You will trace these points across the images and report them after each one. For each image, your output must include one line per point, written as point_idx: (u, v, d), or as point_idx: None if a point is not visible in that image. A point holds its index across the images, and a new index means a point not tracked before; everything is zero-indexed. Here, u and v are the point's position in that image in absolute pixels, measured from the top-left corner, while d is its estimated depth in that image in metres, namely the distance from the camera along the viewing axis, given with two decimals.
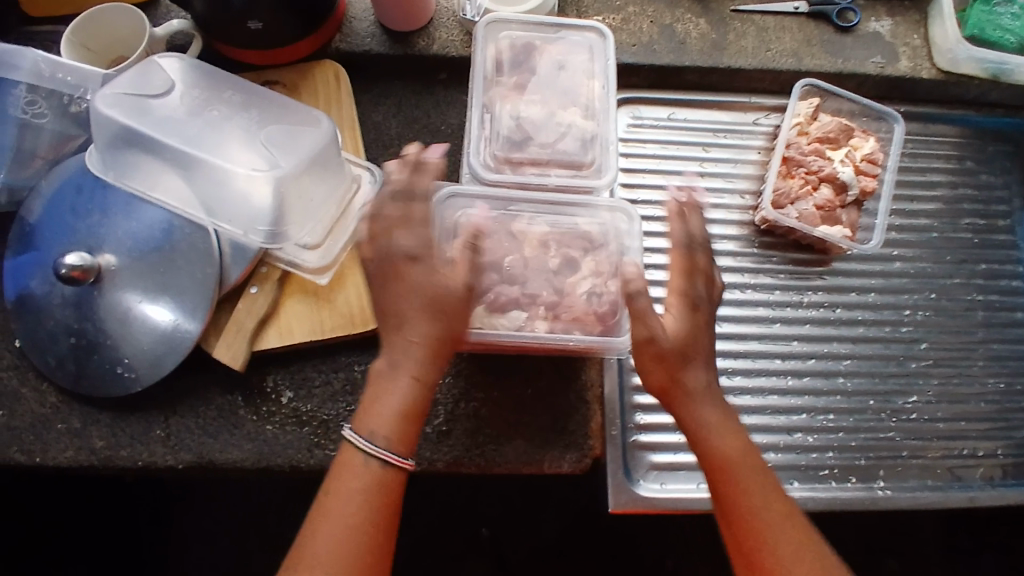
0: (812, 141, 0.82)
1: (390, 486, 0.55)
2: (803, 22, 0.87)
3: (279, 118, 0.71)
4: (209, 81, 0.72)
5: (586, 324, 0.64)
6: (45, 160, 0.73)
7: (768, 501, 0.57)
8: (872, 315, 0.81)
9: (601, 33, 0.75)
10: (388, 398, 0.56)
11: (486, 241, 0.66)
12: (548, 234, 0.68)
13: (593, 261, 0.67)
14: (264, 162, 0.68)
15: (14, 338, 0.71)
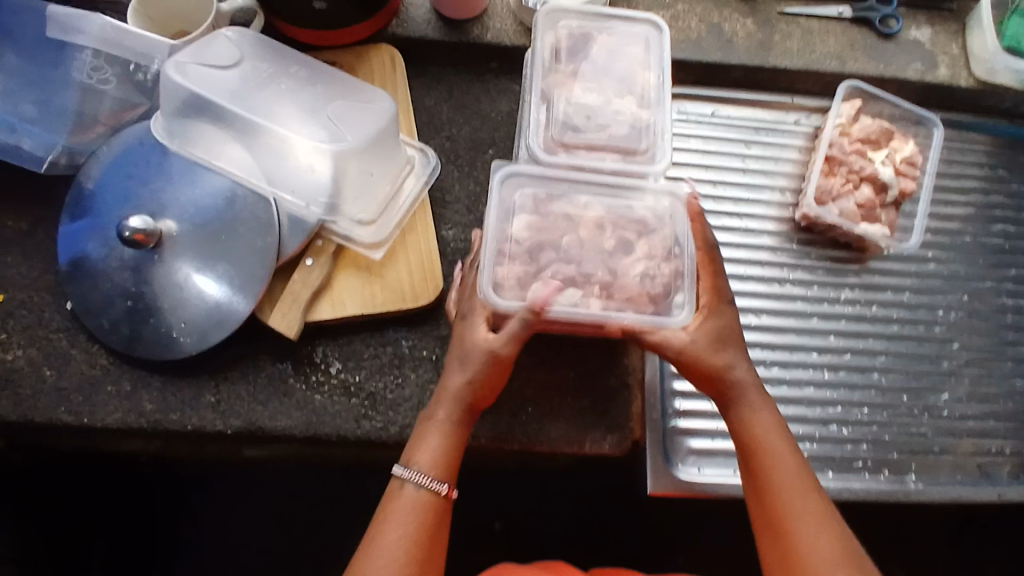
0: (854, 141, 0.83)
1: (434, 509, 0.60)
2: (847, 27, 0.89)
3: (343, 94, 0.73)
4: (276, 55, 0.73)
5: (640, 304, 0.66)
6: (106, 126, 0.74)
7: (794, 479, 0.59)
8: (906, 313, 0.82)
9: (657, 25, 0.76)
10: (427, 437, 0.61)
11: (543, 222, 0.69)
12: (605, 216, 0.71)
13: (647, 244, 0.69)
14: (330, 137, 0.70)
15: (65, 301, 0.72)
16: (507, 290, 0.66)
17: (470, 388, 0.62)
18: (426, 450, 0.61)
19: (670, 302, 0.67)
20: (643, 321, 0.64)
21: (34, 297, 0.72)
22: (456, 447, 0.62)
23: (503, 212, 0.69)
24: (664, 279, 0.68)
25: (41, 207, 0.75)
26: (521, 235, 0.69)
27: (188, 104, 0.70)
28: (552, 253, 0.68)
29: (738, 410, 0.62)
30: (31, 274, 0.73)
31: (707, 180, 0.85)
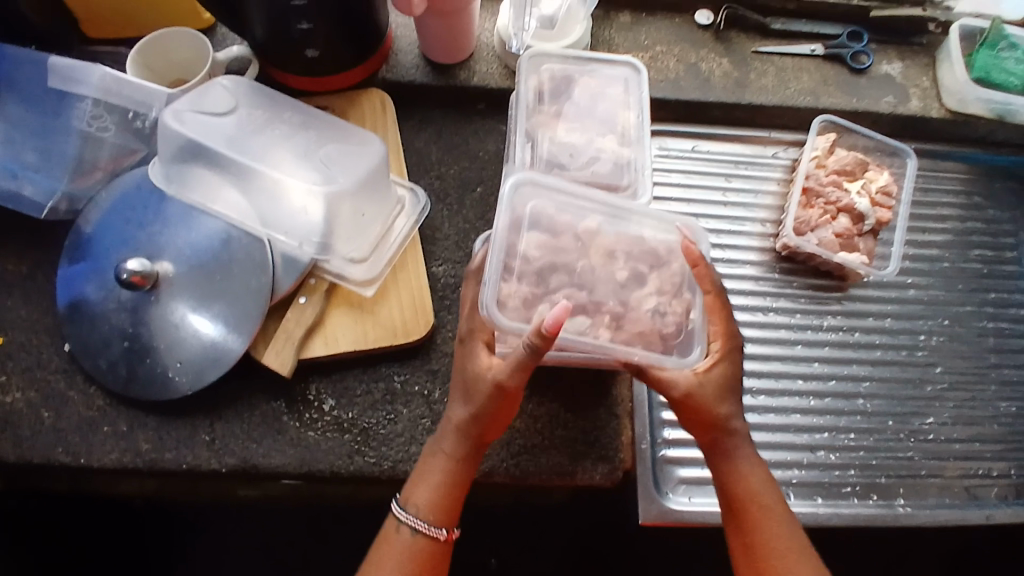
0: (830, 173, 0.86)
1: (425, 554, 0.62)
2: (820, 64, 0.92)
3: (336, 137, 0.75)
4: (271, 100, 0.76)
5: (649, 341, 0.65)
6: (105, 171, 0.76)
7: (782, 533, 0.62)
8: (888, 339, 0.84)
9: (635, 67, 0.79)
10: (428, 474, 0.63)
11: (556, 241, 0.68)
12: (619, 243, 0.69)
13: (659, 278, 0.68)
14: (322, 178, 0.72)
15: (64, 343, 0.74)
16: (510, 308, 0.64)
17: (471, 419, 0.63)
18: (421, 486, 0.63)
19: (679, 342, 0.65)
20: (652, 359, 0.63)
21: (33, 339, 0.74)
22: (456, 482, 0.63)
23: (515, 227, 0.67)
24: (676, 318, 0.66)
25: (41, 251, 0.77)
26: (532, 253, 0.67)
27: (185, 150, 0.72)
28: (564, 277, 0.66)
29: (734, 459, 0.64)
30: (30, 316, 0.75)
31: (690, 213, 0.87)
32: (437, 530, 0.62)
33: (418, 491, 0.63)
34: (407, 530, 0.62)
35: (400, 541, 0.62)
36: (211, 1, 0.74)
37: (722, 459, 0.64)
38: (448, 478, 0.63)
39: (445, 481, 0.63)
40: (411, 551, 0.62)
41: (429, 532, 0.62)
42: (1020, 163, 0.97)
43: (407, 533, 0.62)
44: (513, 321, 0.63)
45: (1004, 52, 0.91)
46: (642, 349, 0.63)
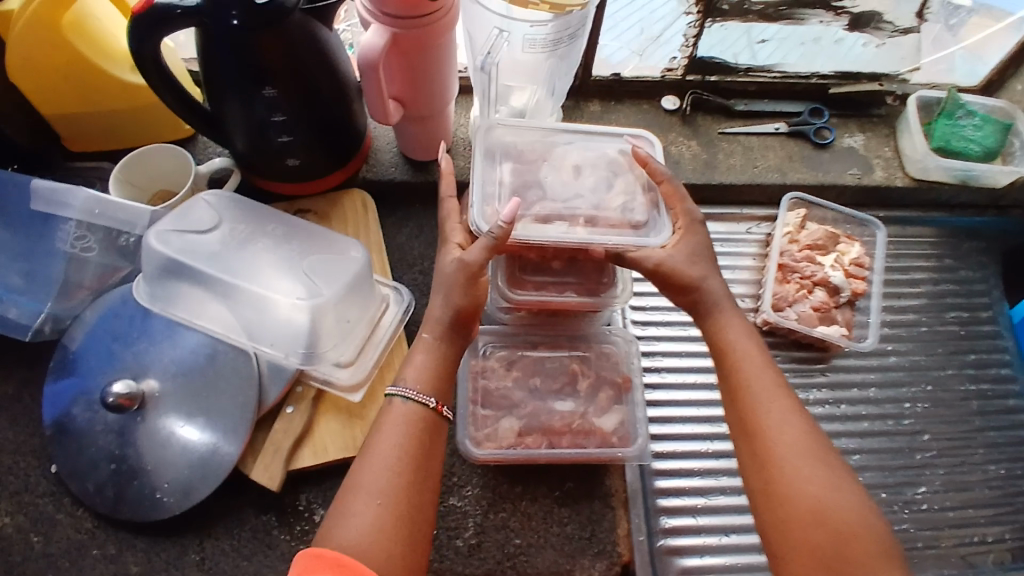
0: (802, 248, 0.88)
1: (422, 425, 0.60)
2: (784, 141, 0.96)
3: (319, 247, 0.77)
4: (253, 214, 0.78)
5: (621, 229, 0.69)
6: (90, 290, 0.77)
7: (759, 375, 0.62)
8: (874, 409, 0.85)
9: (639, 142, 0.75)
10: (424, 356, 0.63)
11: (528, 167, 0.72)
12: (583, 160, 0.73)
13: (624, 180, 0.72)
14: (305, 288, 0.73)
15: (50, 464, 0.73)
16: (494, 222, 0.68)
17: (450, 303, 0.64)
18: (417, 368, 0.63)
19: (651, 225, 0.69)
20: (628, 244, 0.67)
21: (20, 461, 0.73)
22: (443, 364, 0.63)
23: (489, 159, 0.72)
24: (644, 208, 0.70)
25: (29, 369, 0.77)
26: (504, 177, 0.71)
27: (167, 269, 0.73)
28: (538, 192, 0.70)
29: (710, 316, 0.66)
30: (17, 438, 0.74)
31: None
32: (435, 404, 0.61)
33: (413, 370, 0.63)
34: (406, 403, 0.61)
35: (399, 412, 0.60)
36: (195, 120, 0.76)
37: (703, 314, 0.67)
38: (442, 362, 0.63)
39: (443, 368, 0.63)
40: (413, 420, 0.60)
41: (429, 405, 0.61)
42: (986, 223, 1.00)
43: (404, 405, 0.60)
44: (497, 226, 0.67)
45: (962, 119, 0.94)
46: (614, 234, 0.68)
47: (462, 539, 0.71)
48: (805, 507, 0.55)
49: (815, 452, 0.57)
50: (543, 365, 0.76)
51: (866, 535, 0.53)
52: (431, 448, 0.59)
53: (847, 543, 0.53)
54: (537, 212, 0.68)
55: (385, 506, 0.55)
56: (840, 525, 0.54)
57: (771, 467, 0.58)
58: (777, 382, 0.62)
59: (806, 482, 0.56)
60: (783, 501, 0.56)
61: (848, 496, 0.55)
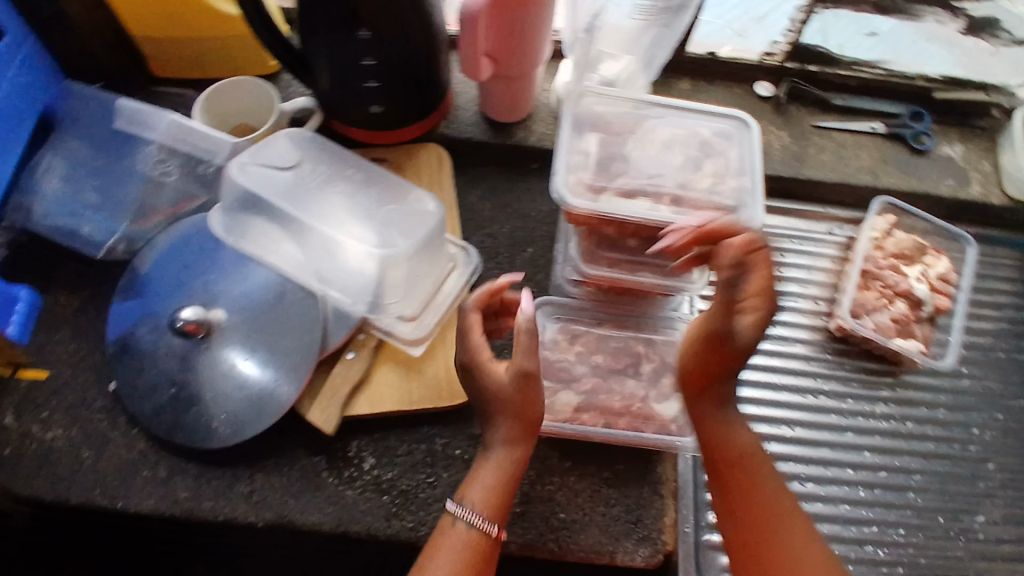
0: (888, 256, 0.84)
1: (480, 550, 0.58)
2: (879, 142, 0.91)
3: (396, 197, 0.76)
4: (335, 157, 0.77)
5: (706, 212, 0.64)
6: (165, 216, 0.77)
7: (771, 492, 0.57)
8: (940, 431, 0.82)
9: (743, 122, 0.70)
10: (491, 479, 0.60)
11: (616, 139, 0.69)
12: (672, 137, 0.70)
13: (714, 162, 0.68)
14: (377, 238, 0.72)
15: (109, 383, 0.74)
16: (578, 196, 0.64)
17: (514, 413, 0.61)
18: (482, 490, 0.60)
19: (739, 211, 0.65)
20: (714, 228, 0.63)
21: (79, 376, 0.74)
22: (510, 484, 0.61)
23: (576, 127, 0.69)
24: (732, 193, 0.66)
25: (96, 286, 0.78)
26: (590, 147, 0.68)
27: (246, 201, 0.72)
28: (624, 166, 0.67)
29: (715, 422, 0.61)
30: (79, 353, 0.75)
31: None
32: (494, 529, 0.59)
33: (479, 493, 0.59)
34: (469, 530, 0.58)
35: (461, 538, 0.58)
36: (282, 56, 0.75)
37: (710, 418, 0.61)
38: (510, 482, 0.60)
39: (510, 485, 0.60)
40: (477, 546, 0.58)
41: (488, 531, 0.58)
42: None
43: (467, 532, 0.58)
44: (579, 200, 0.63)
45: None
46: (703, 216, 0.64)
47: (508, 506, 0.71)
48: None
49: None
50: (607, 343, 0.75)
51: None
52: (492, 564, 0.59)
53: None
54: (621, 186, 0.65)
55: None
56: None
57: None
58: (788, 500, 0.57)
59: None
60: None
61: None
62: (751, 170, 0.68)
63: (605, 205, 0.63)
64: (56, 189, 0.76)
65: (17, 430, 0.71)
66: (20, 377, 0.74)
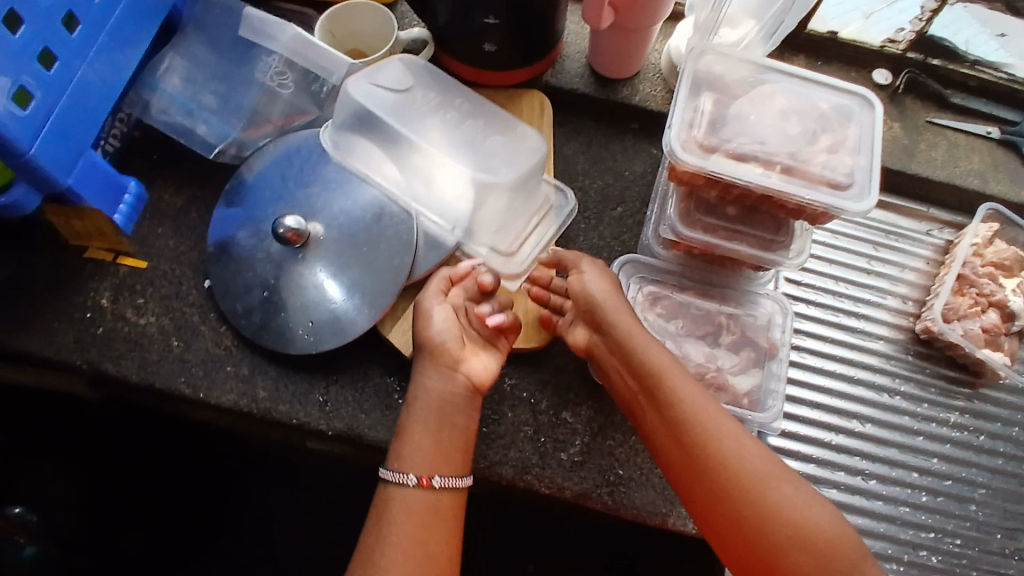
0: (985, 264, 0.81)
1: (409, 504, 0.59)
2: (993, 147, 0.87)
3: (501, 130, 0.76)
4: (445, 85, 0.78)
5: (817, 185, 0.64)
6: (275, 125, 0.80)
7: (698, 397, 0.60)
8: (1013, 449, 0.79)
9: (867, 101, 0.69)
10: (412, 430, 0.62)
11: (731, 102, 0.68)
12: (789, 107, 0.68)
13: (830, 137, 0.67)
14: (479, 164, 0.74)
15: (203, 280, 0.77)
16: (688, 151, 0.64)
17: (427, 351, 0.65)
18: (411, 448, 0.61)
19: (850, 187, 0.64)
20: (822, 202, 0.63)
21: (175, 270, 0.77)
22: (433, 429, 0.62)
23: (690, 85, 0.68)
24: (846, 170, 0.65)
25: (199, 187, 0.81)
26: (704, 107, 0.67)
27: (361, 120, 0.75)
28: (737, 129, 0.66)
29: (631, 342, 0.64)
30: (178, 248, 0.78)
31: (829, 275, 0.84)
32: (417, 479, 0.60)
33: (403, 449, 0.61)
34: (398, 489, 0.60)
35: (401, 505, 0.59)
36: None
37: (624, 339, 0.65)
38: (434, 420, 0.62)
39: (432, 423, 0.62)
40: (417, 506, 0.59)
41: (412, 484, 0.60)
42: None
43: (401, 492, 0.59)
44: (691, 158, 0.64)
45: None
46: (811, 190, 0.64)
47: (567, 454, 0.71)
48: (785, 535, 0.54)
49: (771, 470, 0.57)
50: (688, 309, 0.75)
51: (850, 549, 0.54)
52: (442, 529, 0.59)
53: (835, 562, 0.53)
54: (732, 148, 0.65)
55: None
56: (819, 543, 0.54)
57: (738, 506, 0.56)
58: (715, 406, 0.60)
59: (781, 511, 0.55)
60: (765, 525, 0.55)
61: (820, 507, 0.55)
62: (867, 150, 0.66)
63: (715, 166, 0.64)
64: (175, 88, 0.79)
65: (113, 312, 0.75)
66: (120, 262, 0.77)
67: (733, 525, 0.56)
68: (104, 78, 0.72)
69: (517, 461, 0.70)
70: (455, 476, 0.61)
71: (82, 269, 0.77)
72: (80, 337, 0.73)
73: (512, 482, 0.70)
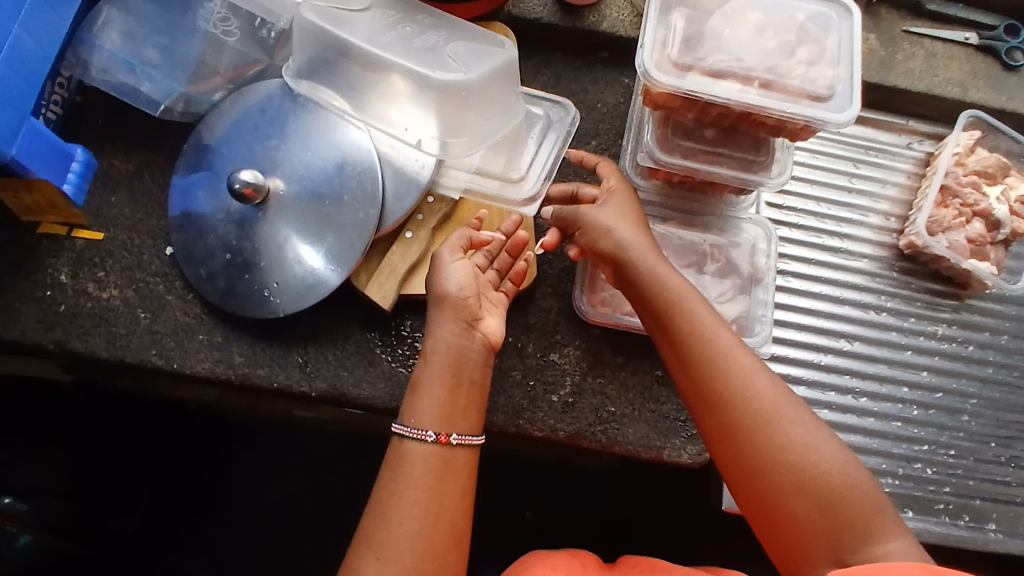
0: (968, 173, 0.79)
1: (426, 459, 0.57)
2: (971, 54, 0.84)
3: (464, 38, 0.72)
4: (404, 2, 0.74)
5: (797, 99, 0.61)
6: (224, 78, 0.76)
7: (711, 330, 0.58)
8: (1002, 357, 0.79)
9: (846, 9, 0.66)
10: (428, 384, 0.59)
11: (702, 18, 0.64)
12: (764, 19, 0.65)
13: (807, 50, 0.64)
14: (436, 66, 0.68)
15: (165, 247, 0.73)
16: (662, 71, 0.61)
17: (445, 306, 0.61)
18: (429, 405, 0.58)
19: (831, 100, 0.62)
20: (805, 115, 0.61)
21: (134, 239, 0.73)
22: (453, 388, 0.59)
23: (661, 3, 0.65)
24: (826, 81, 0.62)
25: (152, 152, 0.77)
26: (676, 23, 0.64)
27: (319, 44, 0.70)
28: (712, 46, 0.63)
29: (642, 272, 0.62)
30: (135, 217, 0.74)
31: (811, 197, 0.83)
32: (436, 435, 0.57)
33: (420, 404, 0.59)
34: (415, 443, 0.57)
35: (418, 460, 0.57)
36: None
37: (635, 271, 0.62)
38: (451, 373, 0.60)
39: (450, 378, 0.59)
40: (433, 461, 0.57)
41: (430, 439, 0.57)
42: None
43: (418, 447, 0.57)
44: (667, 77, 0.61)
45: None
46: (791, 104, 0.61)
47: (558, 396, 0.70)
48: (787, 478, 0.51)
49: (784, 411, 0.54)
50: (672, 240, 0.73)
51: (860, 497, 0.50)
52: (458, 485, 0.57)
53: (846, 511, 0.50)
54: (708, 66, 0.62)
55: (417, 555, 0.53)
56: (825, 490, 0.50)
57: (743, 446, 0.54)
58: (730, 339, 0.57)
59: (787, 455, 0.52)
60: (775, 466, 0.52)
61: (836, 453, 0.52)
62: (847, 60, 0.64)
63: (694, 84, 0.61)
64: (114, 44, 0.74)
65: (73, 287, 0.71)
66: (76, 235, 0.73)
67: (738, 463, 0.54)
68: (40, 39, 0.67)
69: (507, 407, 0.69)
70: (471, 434, 0.59)
71: (37, 246, 0.72)
72: (41, 316, 0.70)
73: (504, 429, 0.68)
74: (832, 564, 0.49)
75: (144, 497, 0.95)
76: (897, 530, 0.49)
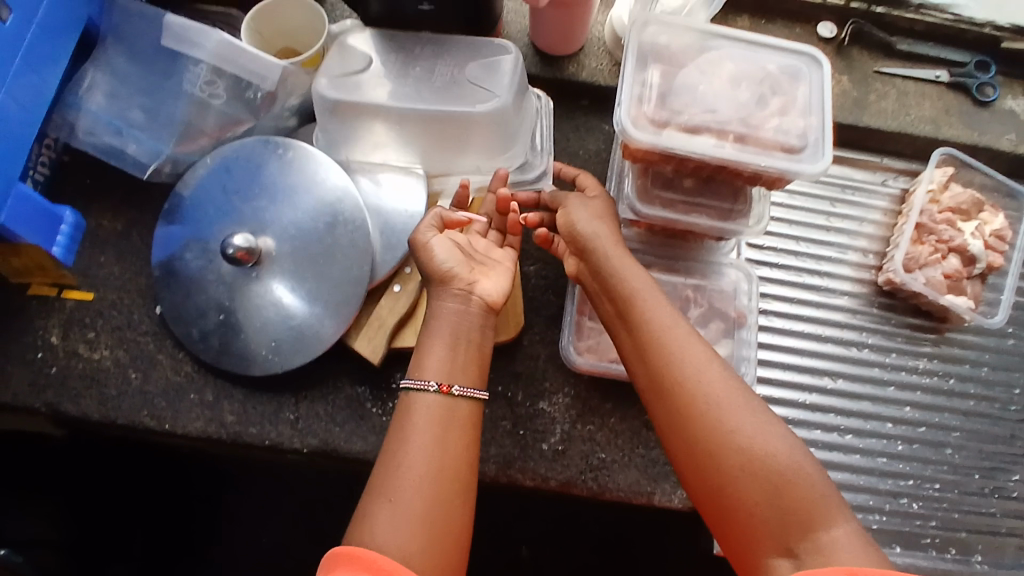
0: (942, 210, 0.81)
1: (429, 409, 0.56)
2: (942, 91, 0.87)
3: (470, 61, 0.76)
4: (399, 44, 0.76)
5: (771, 150, 0.63)
6: (211, 138, 0.77)
7: (670, 322, 0.58)
8: (981, 389, 0.80)
9: (817, 60, 0.68)
10: (430, 345, 0.59)
11: (678, 72, 0.66)
12: (737, 70, 0.67)
13: (781, 101, 0.65)
14: (474, 100, 0.73)
15: (155, 306, 0.74)
16: (639, 128, 0.63)
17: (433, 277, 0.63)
18: (431, 360, 0.58)
19: (805, 151, 0.64)
20: (778, 168, 0.62)
21: (124, 298, 0.74)
22: (452, 344, 0.60)
23: (636, 60, 0.67)
24: (799, 133, 0.64)
25: (140, 211, 0.78)
26: (652, 80, 0.66)
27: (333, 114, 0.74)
28: (688, 100, 0.64)
29: (610, 271, 0.63)
30: (123, 278, 0.75)
31: (790, 236, 0.84)
32: (438, 385, 0.57)
33: (421, 360, 0.59)
34: (418, 394, 0.57)
35: (424, 409, 0.56)
36: None
37: (604, 269, 0.64)
38: (450, 333, 0.60)
39: (449, 337, 0.60)
40: (437, 410, 0.56)
41: (433, 389, 0.57)
42: None
43: (424, 398, 0.57)
44: (645, 138, 0.62)
45: None
46: (765, 156, 0.63)
47: (548, 444, 0.70)
48: (732, 462, 0.51)
49: (733, 397, 0.53)
50: None
51: (805, 482, 0.49)
52: (463, 435, 0.56)
53: (790, 496, 0.48)
54: (684, 121, 0.63)
55: (428, 497, 0.52)
56: (769, 474, 0.49)
57: (693, 432, 0.53)
58: (685, 329, 0.58)
59: (734, 438, 0.51)
60: (722, 451, 0.51)
61: (782, 438, 0.51)
62: (820, 110, 0.66)
63: (672, 142, 0.63)
64: (100, 105, 0.76)
65: (64, 348, 0.72)
66: (65, 296, 0.74)
67: (688, 449, 0.53)
68: (26, 105, 0.68)
69: (498, 457, 0.69)
70: (474, 387, 0.58)
71: (27, 309, 0.73)
72: (32, 379, 0.70)
73: (496, 479, 0.69)
74: (774, 549, 0.48)
75: (137, 543, 0.96)
76: (842, 517, 0.48)
